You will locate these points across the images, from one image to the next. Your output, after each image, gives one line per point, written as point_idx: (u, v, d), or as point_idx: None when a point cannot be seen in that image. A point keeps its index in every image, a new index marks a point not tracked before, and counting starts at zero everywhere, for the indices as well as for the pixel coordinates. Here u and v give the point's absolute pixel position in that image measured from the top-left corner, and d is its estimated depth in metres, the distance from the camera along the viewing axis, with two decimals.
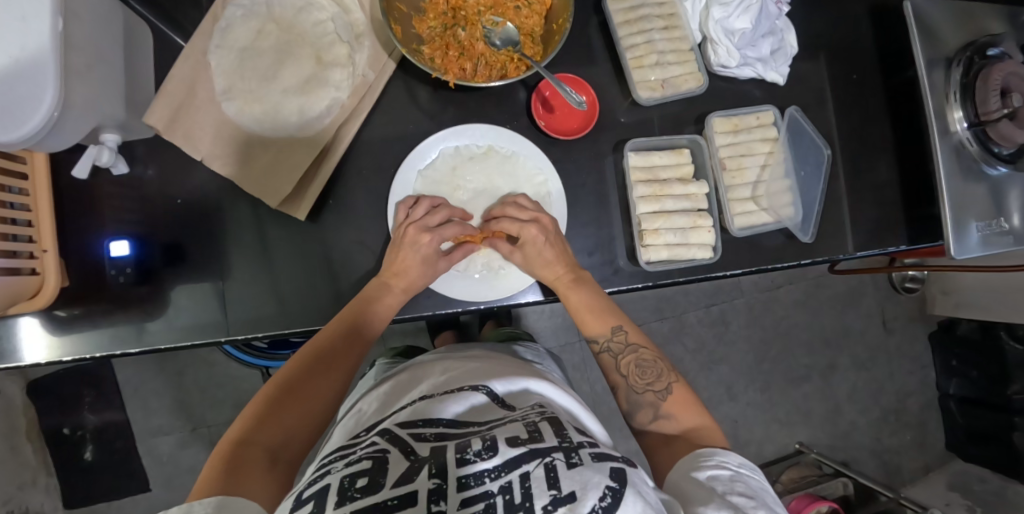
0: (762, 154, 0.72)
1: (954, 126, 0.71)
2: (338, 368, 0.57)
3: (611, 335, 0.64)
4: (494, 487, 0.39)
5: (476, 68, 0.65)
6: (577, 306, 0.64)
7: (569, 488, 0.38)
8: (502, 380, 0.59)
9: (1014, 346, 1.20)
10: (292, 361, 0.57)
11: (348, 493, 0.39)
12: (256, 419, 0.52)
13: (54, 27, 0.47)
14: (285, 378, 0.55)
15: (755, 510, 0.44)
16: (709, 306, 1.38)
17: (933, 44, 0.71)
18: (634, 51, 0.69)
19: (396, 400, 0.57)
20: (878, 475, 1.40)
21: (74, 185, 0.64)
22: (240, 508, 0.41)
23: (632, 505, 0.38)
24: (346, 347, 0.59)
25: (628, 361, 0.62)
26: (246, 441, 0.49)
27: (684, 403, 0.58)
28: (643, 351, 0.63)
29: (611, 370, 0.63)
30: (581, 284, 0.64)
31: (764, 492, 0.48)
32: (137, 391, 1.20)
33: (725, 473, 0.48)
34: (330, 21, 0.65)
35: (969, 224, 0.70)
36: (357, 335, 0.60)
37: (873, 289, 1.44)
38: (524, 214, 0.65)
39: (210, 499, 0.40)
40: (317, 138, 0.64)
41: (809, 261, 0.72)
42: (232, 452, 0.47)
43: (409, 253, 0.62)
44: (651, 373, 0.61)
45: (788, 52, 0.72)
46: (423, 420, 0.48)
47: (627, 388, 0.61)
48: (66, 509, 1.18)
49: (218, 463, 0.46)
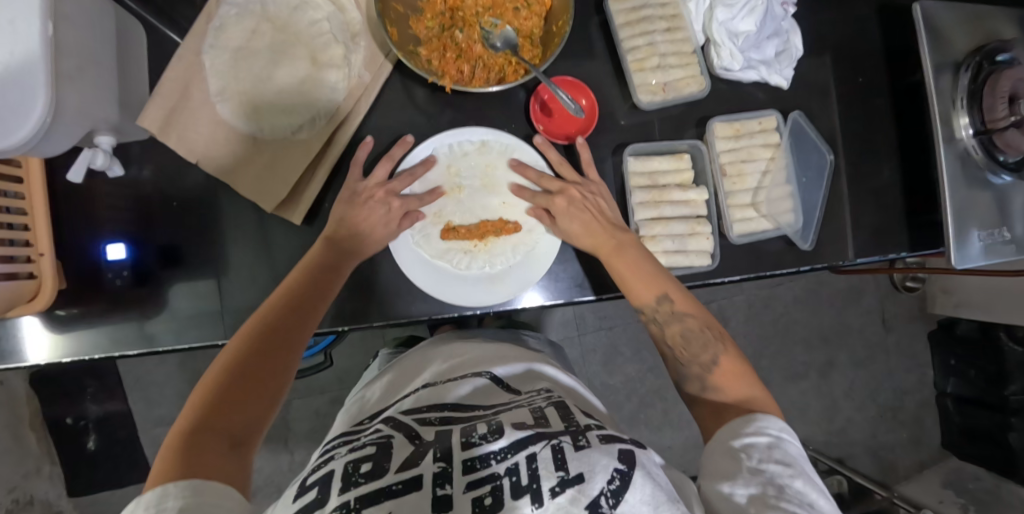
0: (764, 159, 0.71)
1: (960, 132, 0.70)
2: (292, 340, 0.55)
3: (657, 304, 0.61)
4: (501, 469, 0.39)
5: (473, 71, 0.63)
6: (623, 273, 0.62)
7: (576, 470, 0.38)
8: (505, 365, 0.60)
9: (1012, 347, 1.18)
10: (237, 340, 0.54)
11: (353, 477, 0.39)
12: (206, 404, 0.48)
13: (43, 30, 0.47)
14: (230, 358, 0.52)
15: (790, 480, 0.44)
16: (709, 302, 1.38)
17: (941, 49, 0.70)
18: (635, 53, 0.68)
19: (401, 387, 0.58)
20: (872, 472, 1.42)
21: (69, 188, 0.64)
22: (213, 492, 0.40)
23: (640, 489, 0.38)
24: (300, 317, 0.56)
25: (674, 333, 0.60)
26: (199, 425, 0.46)
27: (733, 375, 0.56)
28: (691, 320, 0.60)
29: (660, 341, 0.62)
30: (624, 250, 0.63)
31: (803, 459, 0.46)
32: (139, 383, 1.21)
33: (763, 440, 0.47)
34: (325, 21, 0.64)
35: (970, 233, 0.69)
36: (309, 303, 0.57)
37: (873, 287, 1.43)
38: (552, 183, 0.66)
39: (181, 483, 0.40)
40: (312, 142, 0.63)
41: (808, 267, 0.71)
42: (189, 437, 0.45)
43: (365, 214, 0.63)
44: (698, 344, 0.59)
45: (793, 54, 0.70)
46: (429, 405, 0.49)
47: (677, 360, 0.60)
48: (71, 497, 1.20)
49: (173, 452, 0.43)
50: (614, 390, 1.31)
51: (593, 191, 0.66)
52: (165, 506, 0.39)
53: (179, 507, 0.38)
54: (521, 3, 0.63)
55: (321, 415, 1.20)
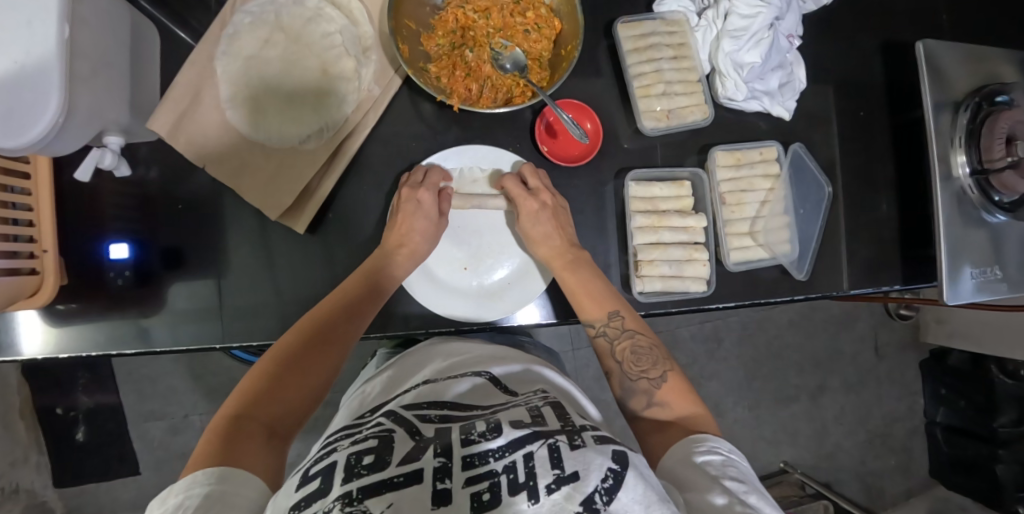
0: (764, 190, 0.72)
1: (957, 170, 0.71)
2: (335, 342, 0.57)
3: (608, 320, 0.62)
4: (498, 467, 0.39)
5: (481, 90, 0.65)
6: (574, 287, 0.64)
7: (572, 469, 0.38)
8: (502, 365, 0.61)
9: (1002, 379, 1.18)
10: (290, 334, 0.57)
11: (355, 469, 0.39)
12: (253, 393, 0.51)
13: (60, 33, 0.48)
14: (283, 351, 0.55)
15: (747, 496, 0.44)
16: (703, 322, 1.39)
17: (943, 89, 0.71)
18: (641, 80, 0.69)
19: (401, 382, 0.59)
20: (860, 498, 1.42)
21: (76, 187, 0.65)
22: (239, 483, 0.41)
23: (633, 489, 0.38)
24: (345, 321, 0.58)
25: (623, 347, 0.60)
26: (245, 413, 0.49)
27: (680, 393, 0.57)
28: (641, 338, 0.61)
29: (605, 355, 0.61)
30: (578, 264, 0.64)
31: (754, 477, 0.47)
32: (132, 375, 1.21)
33: (718, 458, 0.48)
34: (337, 33, 0.65)
35: (963, 269, 0.70)
36: (358, 310, 0.59)
37: (868, 313, 1.44)
38: (532, 180, 0.66)
39: (211, 471, 0.41)
40: (318, 151, 0.64)
41: (802, 297, 0.72)
42: (232, 424, 0.47)
43: (404, 220, 0.63)
44: (647, 361, 0.59)
45: (796, 86, 0.71)
46: (429, 401, 0.50)
47: (621, 374, 0.59)
48: (56, 488, 1.20)
49: (216, 437, 0.46)
50: (606, 406, 1.32)
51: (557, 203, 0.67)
52: (192, 492, 0.40)
53: (204, 494, 0.39)
54: (531, 25, 0.64)
55: (314, 417, 1.21)
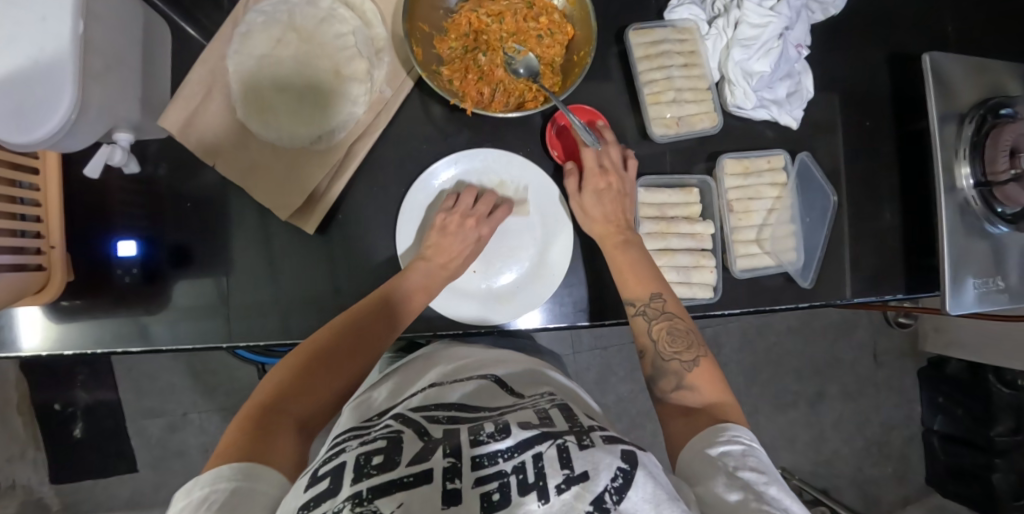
0: (771, 198, 0.73)
1: (961, 182, 0.72)
2: (367, 349, 0.58)
3: (649, 300, 0.62)
4: (507, 467, 0.39)
5: (493, 94, 0.65)
6: (622, 265, 0.65)
7: (581, 468, 0.38)
8: (506, 368, 0.61)
9: (1002, 389, 1.20)
10: (322, 332, 0.58)
11: (364, 470, 0.39)
12: (284, 385, 0.51)
13: (75, 30, 0.48)
14: (314, 348, 0.55)
15: (766, 488, 0.44)
16: (703, 327, 1.39)
17: (948, 101, 0.72)
18: (651, 87, 0.69)
19: (408, 386, 0.58)
20: (856, 505, 1.42)
21: (85, 183, 0.65)
22: (265, 481, 0.41)
23: (642, 488, 0.38)
24: (379, 329, 0.59)
25: (660, 328, 0.61)
26: (274, 404, 0.49)
27: (709, 377, 0.57)
28: (678, 320, 0.61)
29: (641, 334, 0.62)
30: (628, 245, 0.66)
31: (776, 467, 0.47)
32: (131, 372, 1.20)
33: (738, 448, 0.47)
34: (350, 35, 0.64)
35: (966, 279, 0.71)
36: (392, 320, 0.60)
37: (867, 321, 1.45)
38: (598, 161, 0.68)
39: (237, 465, 0.41)
40: (329, 152, 0.64)
41: (807, 304, 0.72)
42: (261, 415, 0.47)
43: (455, 244, 0.65)
44: (682, 343, 0.59)
45: (804, 95, 0.72)
46: (435, 403, 0.50)
47: (654, 353, 0.60)
48: (52, 484, 1.19)
49: (245, 427, 0.46)
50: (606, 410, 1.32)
51: (626, 187, 0.68)
52: (204, 498, 0.39)
53: (228, 491, 0.38)
54: (545, 30, 0.64)
55: None
